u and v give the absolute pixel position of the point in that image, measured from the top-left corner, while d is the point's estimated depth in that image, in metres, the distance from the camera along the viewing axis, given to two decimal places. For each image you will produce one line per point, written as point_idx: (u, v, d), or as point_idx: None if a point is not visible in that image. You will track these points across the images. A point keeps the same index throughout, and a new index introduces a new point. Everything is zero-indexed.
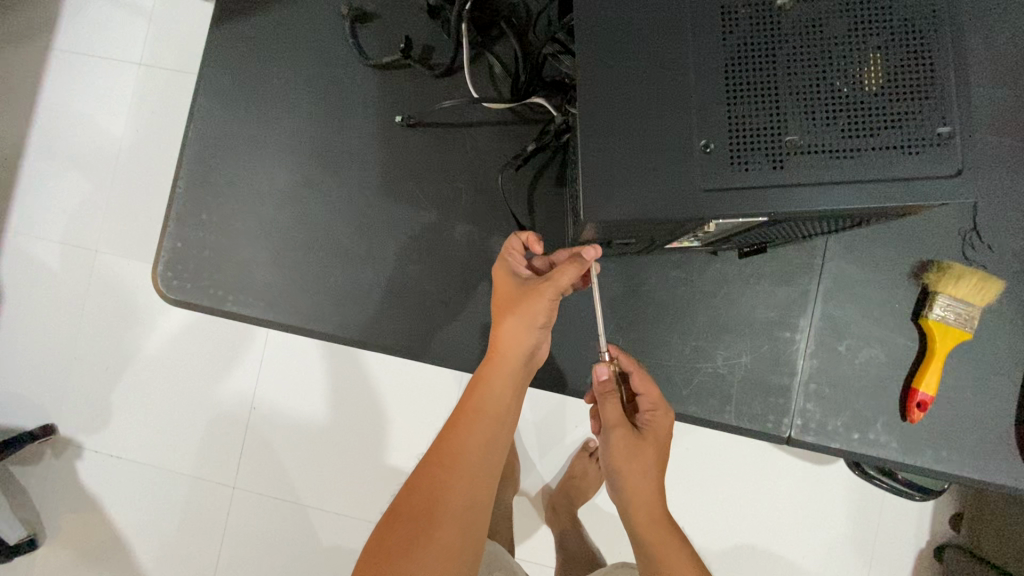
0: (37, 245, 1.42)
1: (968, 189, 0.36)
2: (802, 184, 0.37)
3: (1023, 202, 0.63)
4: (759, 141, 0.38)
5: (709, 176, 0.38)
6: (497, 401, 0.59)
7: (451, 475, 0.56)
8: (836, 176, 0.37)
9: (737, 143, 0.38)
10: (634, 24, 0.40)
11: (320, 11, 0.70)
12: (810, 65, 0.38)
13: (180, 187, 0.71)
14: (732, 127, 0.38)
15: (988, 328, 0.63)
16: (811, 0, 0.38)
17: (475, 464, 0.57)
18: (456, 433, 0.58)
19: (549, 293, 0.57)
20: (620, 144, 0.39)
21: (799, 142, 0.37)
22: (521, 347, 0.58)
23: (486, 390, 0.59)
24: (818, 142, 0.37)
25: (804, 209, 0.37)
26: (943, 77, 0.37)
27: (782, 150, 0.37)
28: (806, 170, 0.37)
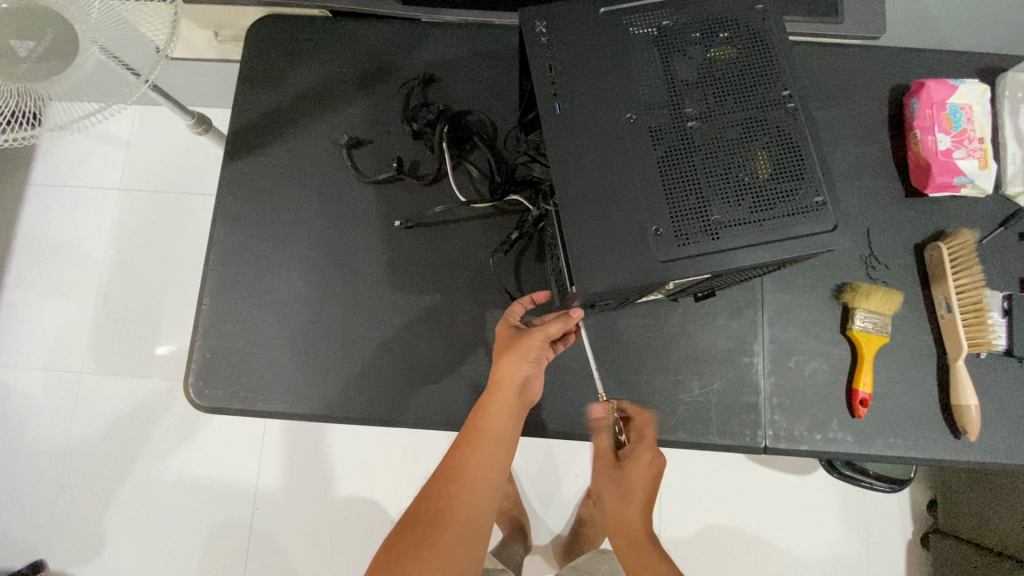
0: (18, 375, 1.43)
1: (843, 239, 0.51)
2: (730, 249, 0.51)
3: (898, 229, 0.81)
4: (695, 222, 0.51)
5: (664, 251, 0.51)
6: (497, 426, 0.65)
7: (458, 488, 0.63)
8: (751, 239, 0.50)
9: (679, 223, 0.51)
10: (591, 144, 0.53)
11: (320, 142, 0.84)
12: (719, 164, 0.52)
13: (205, 305, 0.80)
14: (674, 214, 0.51)
15: (901, 330, 0.78)
16: (711, 120, 0.53)
17: (479, 480, 0.64)
18: (461, 453, 0.64)
19: (539, 338, 0.67)
20: (596, 235, 0.51)
21: (722, 220, 0.51)
22: (517, 380, 0.67)
23: (488, 416, 0.66)
24: (735, 218, 0.51)
25: (735, 266, 0.50)
26: (811, 164, 0.52)
27: (711, 227, 0.51)
28: (731, 239, 0.51)
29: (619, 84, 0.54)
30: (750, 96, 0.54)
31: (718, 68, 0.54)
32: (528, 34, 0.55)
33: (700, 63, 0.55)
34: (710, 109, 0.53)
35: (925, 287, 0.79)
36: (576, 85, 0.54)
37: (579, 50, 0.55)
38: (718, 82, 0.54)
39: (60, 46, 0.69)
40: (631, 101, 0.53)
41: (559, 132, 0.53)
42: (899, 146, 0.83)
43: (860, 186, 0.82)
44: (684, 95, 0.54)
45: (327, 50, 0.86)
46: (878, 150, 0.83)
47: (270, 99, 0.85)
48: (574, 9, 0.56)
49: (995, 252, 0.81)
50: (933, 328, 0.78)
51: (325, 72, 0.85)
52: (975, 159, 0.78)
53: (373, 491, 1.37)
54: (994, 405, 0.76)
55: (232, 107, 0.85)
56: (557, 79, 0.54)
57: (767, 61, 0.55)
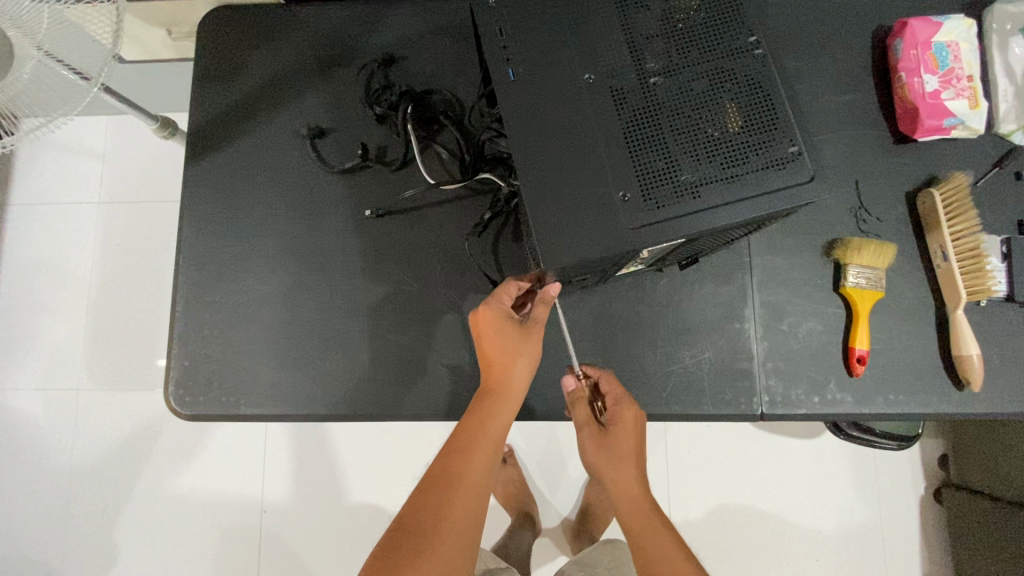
0: (15, 396, 1.43)
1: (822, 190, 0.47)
2: (702, 210, 0.47)
3: (886, 179, 0.78)
4: (663, 184, 0.48)
5: (634, 217, 0.48)
6: (493, 430, 0.64)
7: (452, 493, 0.61)
8: (723, 201, 0.47)
9: (647, 188, 0.48)
10: (549, 110, 0.49)
11: (282, 135, 0.81)
12: (686, 121, 0.49)
13: (179, 312, 0.78)
14: (641, 177, 0.48)
15: (896, 283, 0.75)
16: (676, 74, 0.49)
17: (475, 483, 0.62)
18: (461, 457, 0.63)
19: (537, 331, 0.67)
20: (561, 205, 0.48)
21: (691, 179, 0.48)
22: (516, 383, 0.65)
23: (489, 420, 0.64)
24: (706, 176, 0.48)
25: (708, 227, 0.47)
26: (784, 112, 0.49)
27: (681, 188, 0.48)
28: (702, 199, 0.48)
29: (574, 45, 0.50)
30: (716, 45, 0.50)
31: (680, 17, 0.51)
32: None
33: (661, 14, 0.51)
34: (673, 62, 0.50)
35: (920, 237, 0.76)
36: (530, 48, 0.50)
37: (529, 11, 0.51)
38: (681, 34, 0.50)
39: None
40: (588, 61, 0.50)
41: (512, 99, 0.50)
42: (885, 91, 0.80)
43: (845, 137, 0.79)
44: (645, 50, 0.50)
45: (282, 39, 0.83)
46: (862, 98, 0.80)
47: (228, 95, 0.82)
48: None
49: (993, 195, 0.77)
50: (929, 279, 0.75)
51: (282, 61, 0.82)
52: (964, 99, 0.75)
53: (380, 486, 1.37)
54: (997, 354, 0.74)
55: (190, 105, 0.82)
56: (508, 43, 0.51)
57: (732, 4, 0.51)
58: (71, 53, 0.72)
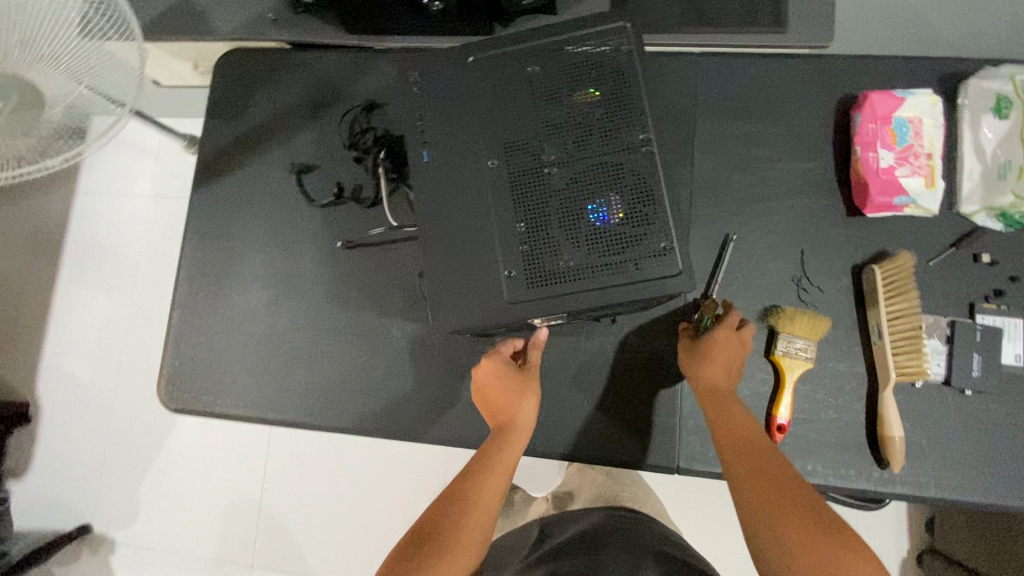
0: (69, 362, 1.64)
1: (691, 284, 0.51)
2: (576, 292, 0.52)
3: (834, 250, 0.78)
4: (544, 265, 0.53)
5: (515, 293, 0.53)
6: (501, 459, 0.68)
7: (466, 516, 0.62)
8: (595, 285, 0.52)
9: (529, 268, 0.53)
10: (453, 190, 0.55)
11: (274, 168, 0.91)
12: (572, 209, 0.53)
13: (176, 318, 0.90)
14: (525, 257, 0.53)
15: (829, 355, 0.76)
16: (569, 166, 0.54)
17: (486, 509, 0.64)
18: (490, 462, 0.67)
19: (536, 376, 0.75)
20: (454, 276, 0.55)
21: (570, 264, 0.53)
22: (524, 419, 0.72)
23: (510, 439, 0.70)
24: (583, 262, 0.53)
25: (580, 309, 0.52)
26: (663, 208, 0.53)
27: (561, 271, 0.53)
28: (578, 282, 0.52)
29: (481, 131, 0.56)
30: (609, 140, 0.54)
31: (581, 110, 0.55)
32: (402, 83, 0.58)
33: (564, 107, 0.55)
34: (568, 154, 0.54)
35: (861, 312, 0.77)
36: (442, 132, 0.57)
37: (447, 98, 0.57)
38: (578, 127, 0.55)
39: (29, 95, 0.72)
40: (492, 146, 0.56)
41: (421, 178, 0.56)
42: (844, 161, 0.80)
43: (798, 206, 0.80)
44: (544, 140, 0.55)
45: (282, 82, 0.93)
46: (819, 167, 0.80)
47: (233, 130, 0.93)
48: (443, 59, 0.58)
49: (946, 275, 0.76)
50: (865, 354, 0.76)
51: (280, 103, 0.93)
52: (920, 176, 0.75)
53: (367, 479, 1.48)
54: (925, 437, 0.74)
55: (202, 137, 0.94)
56: (425, 126, 0.57)
57: (630, 101, 0.55)
58: (105, 83, 0.78)
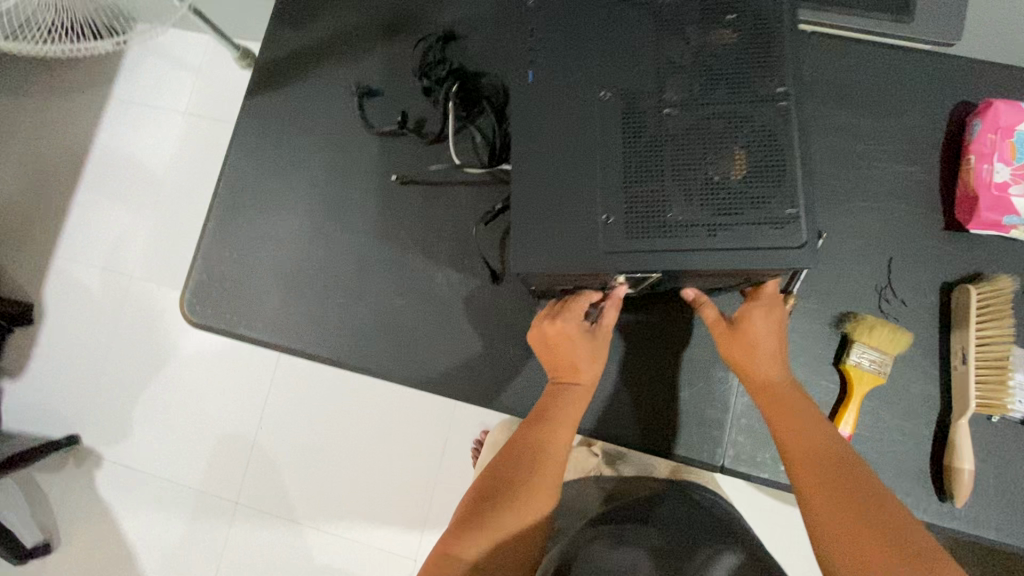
0: (80, 268, 1.60)
1: (811, 259, 0.46)
2: (681, 250, 0.47)
3: (925, 263, 0.73)
4: (649, 215, 0.48)
5: (613, 242, 0.48)
6: (564, 422, 0.62)
7: (528, 483, 0.58)
8: (705, 245, 0.47)
9: (632, 216, 0.48)
10: (558, 119, 0.50)
11: (334, 86, 0.85)
12: (690, 158, 0.48)
13: (209, 229, 0.85)
14: (629, 204, 0.48)
15: (902, 374, 0.71)
16: (693, 110, 0.48)
17: (546, 481, 0.59)
18: (544, 430, 0.61)
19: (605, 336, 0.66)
20: (545, 212, 0.49)
21: (680, 218, 0.47)
22: (587, 380, 0.64)
23: (566, 404, 0.63)
24: (694, 218, 0.47)
25: (683, 269, 0.47)
26: (793, 171, 0.47)
27: (668, 224, 0.47)
28: (685, 240, 0.47)
29: (596, 60, 0.50)
30: (742, 89, 0.48)
31: (713, 51, 0.49)
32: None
33: (695, 44, 0.50)
34: (692, 98, 0.49)
35: (944, 333, 0.71)
36: (552, 55, 0.51)
37: (564, 17, 0.52)
38: (708, 69, 0.49)
39: None
40: (608, 78, 0.50)
41: (521, 102, 0.51)
42: (950, 170, 0.74)
43: (892, 211, 0.74)
44: (667, 78, 0.49)
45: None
46: (922, 172, 0.74)
47: (297, 39, 0.87)
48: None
49: None
50: (942, 379, 0.71)
51: (352, 18, 0.86)
52: None
53: (366, 433, 1.43)
54: (992, 476, 0.69)
55: (263, 42, 0.87)
56: (535, 45, 0.51)
57: (768, 48, 0.49)
58: None
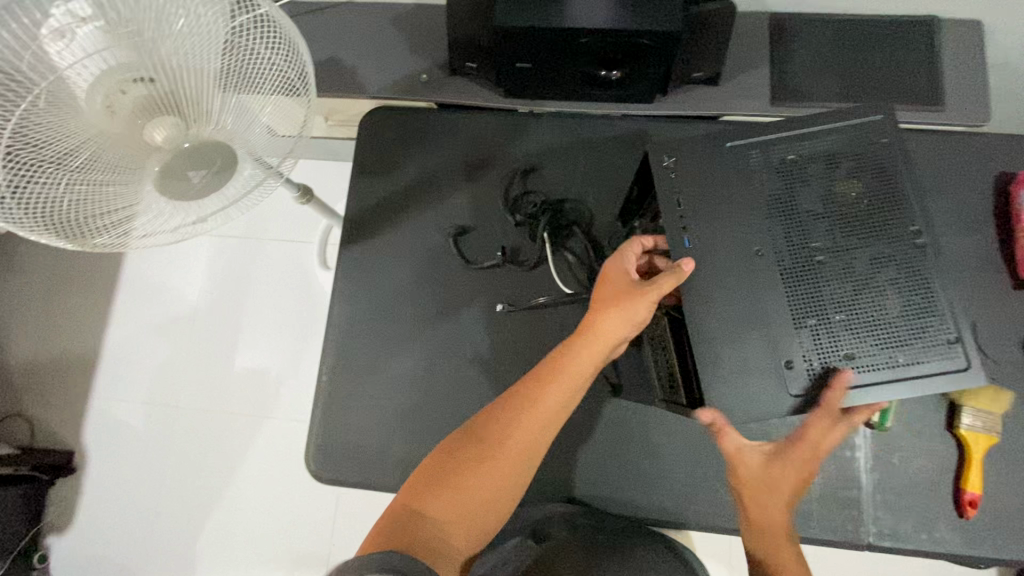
0: (122, 406, 1.49)
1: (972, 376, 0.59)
2: (862, 380, 0.60)
3: (1006, 323, 0.80)
4: (824, 351, 0.61)
5: (795, 383, 0.61)
6: (561, 383, 0.63)
7: (500, 443, 0.62)
8: (881, 360, 0.60)
9: (811, 354, 0.61)
10: (727, 278, 0.63)
11: (427, 228, 0.90)
12: (850, 295, 0.61)
13: (324, 381, 0.87)
14: (804, 345, 0.61)
15: (1010, 429, 0.77)
16: (841, 255, 0.62)
17: (520, 441, 0.62)
18: (538, 389, 0.63)
19: (650, 297, 0.62)
20: (725, 366, 0.62)
21: (853, 351, 0.60)
22: (607, 328, 0.64)
23: (574, 357, 0.64)
24: (869, 350, 0.60)
25: (867, 398, 0.59)
26: (941, 301, 0.60)
27: (844, 356, 0.60)
28: (862, 370, 0.60)
29: (749, 223, 0.64)
30: (878, 233, 0.62)
31: (845, 202, 0.63)
32: (653, 164, 0.66)
33: (826, 198, 0.64)
34: (839, 243, 0.62)
35: None
36: (704, 221, 0.64)
37: (704, 184, 0.65)
38: (845, 219, 0.63)
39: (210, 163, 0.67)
40: (762, 236, 0.63)
41: (694, 264, 0.63)
42: (1006, 235, 0.82)
43: (967, 278, 0.82)
44: (813, 228, 0.63)
45: (433, 140, 0.92)
46: (983, 240, 0.82)
47: (382, 188, 0.91)
48: (699, 154, 0.66)
49: None
50: None
51: (433, 162, 0.91)
52: None
53: None
54: None
55: (348, 194, 0.92)
56: (684, 213, 0.64)
57: (888, 192, 0.63)
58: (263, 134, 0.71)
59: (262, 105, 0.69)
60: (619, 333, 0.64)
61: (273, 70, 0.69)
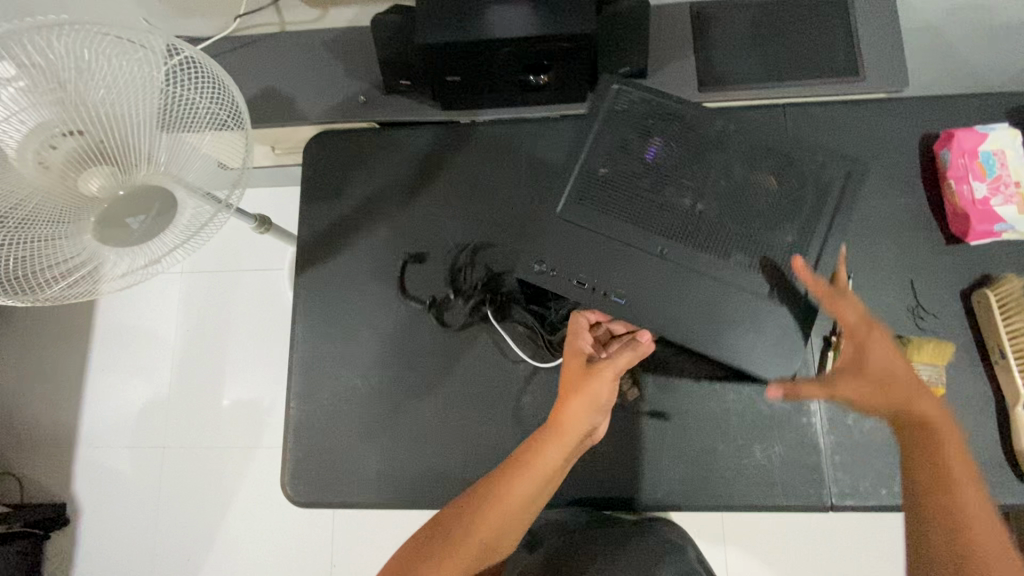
0: (108, 453, 1.48)
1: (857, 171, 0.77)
2: (815, 249, 0.76)
3: (941, 277, 0.83)
4: (781, 252, 0.75)
5: (790, 301, 0.74)
6: (530, 476, 0.68)
7: (471, 531, 0.65)
8: (788, 294, 0.74)
9: (776, 268, 0.75)
10: (675, 271, 0.75)
11: (380, 246, 0.91)
12: (741, 215, 0.76)
13: (293, 408, 0.88)
14: (763, 263, 0.75)
15: (954, 378, 0.80)
16: (705, 201, 0.77)
17: (487, 532, 0.65)
18: (508, 480, 0.68)
19: (609, 374, 0.73)
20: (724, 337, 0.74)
21: (792, 235, 0.76)
22: (572, 421, 0.71)
23: (542, 449, 0.70)
24: (796, 227, 0.76)
25: (834, 258, 0.76)
26: (788, 154, 0.78)
27: (794, 246, 0.76)
28: (808, 243, 0.76)
29: (642, 220, 0.76)
30: (708, 161, 0.78)
31: (683, 160, 0.78)
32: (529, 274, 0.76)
33: (654, 168, 0.78)
34: (697, 191, 0.77)
35: (977, 334, 0.81)
36: (614, 277, 0.75)
37: (589, 236, 0.76)
38: (685, 166, 0.78)
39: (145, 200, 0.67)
40: (659, 219, 0.76)
41: (631, 293, 0.75)
42: (933, 192, 0.85)
43: (900, 238, 0.85)
44: (674, 189, 0.77)
45: (372, 164, 0.94)
46: (912, 200, 0.86)
47: (331, 212, 0.93)
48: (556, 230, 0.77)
49: None
50: (987, 373, 0.80)
51: (379, 181, 0.93)
52: (1013, 203, 0.80)
53: None
54: None
55: (299, 225, 0.93)
56: (586, 279, 0.75)
57: (695, 136, 0.79)
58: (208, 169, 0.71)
59: (197, 142, 0.69)
60: (583, 425, 0.72)
61: (203, 107, 0.70)
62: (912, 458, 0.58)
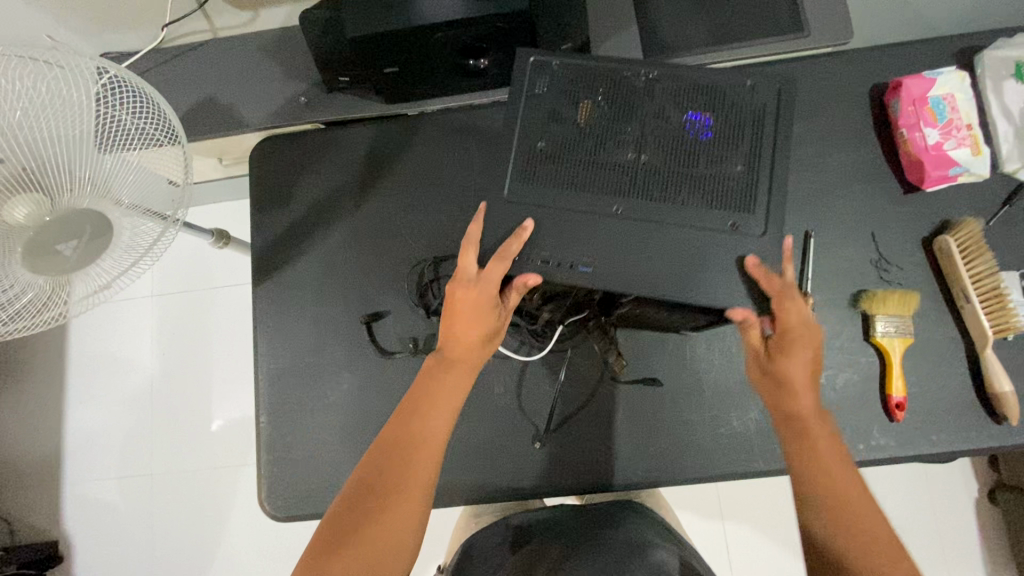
0: (94, 485, 1.45)
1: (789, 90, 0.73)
2: (761, 182, 0.72)
3: (902, 227, 0.83)
4: (729, 190, 0.72)
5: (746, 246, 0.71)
6: (430, 444, 0.67)
7: (381, 507, 0.63)
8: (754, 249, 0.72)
9: (728, 209, 0.72)
10: (632, 230, 0.72)
11: (337, 249, 0.89)
12: (681, 159, 0.72)
13: (264, 422, 0.86)
14: (713, 204, 0.72)
15: (922, 327, 0.80)
16: (647, 151, 0.73)
17: (395, 510, 0.63)
18: (409, 446, 0.66)
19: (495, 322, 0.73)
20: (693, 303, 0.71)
21: (734, 170, 0.72)
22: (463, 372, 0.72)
23: (437, 409, 0.69)
24: (737, 162, 0.72)
25: (784, 188, 0.72)
26: (715, 85, 0.74)
27: (740, 180, 0.72)
28: (753, 177, 0.72)
29: (589, 184, 0.73)
30: (642, 108, 0.74)
31: (615, 118, 0.74)
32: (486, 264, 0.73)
33: (587, 127, 0.74)
34: (639, 144, 0.73)
35: (941, 281, 0.81)
36: (574, 250, 0.72)
37: (541, 208, 0.72)
38: (619, 120, 0.74)
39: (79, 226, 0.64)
40: (606, 175, 0.73)
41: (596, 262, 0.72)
42: (887, 142, 0.85)
43: (858, 191, 0.84)
44: (611, 143, 0.73)
45: (322, 165, 0.91)
46: (867, 152, 0.85)
47: (284, 218, 0.90)
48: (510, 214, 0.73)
49: (1005, 234, 0.82)
50: (955, 318, 0.80)
51: (330, 182, 0.91)
52: (965, 146, 0.80)
53: None
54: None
55: (252, 237, 0.91)
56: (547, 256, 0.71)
57: (619, 91, 0.74)
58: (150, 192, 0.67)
59: (127, 159, 0.66)
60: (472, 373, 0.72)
61: (132, 124, 0.67)
62: (791, 446, 0.67)
